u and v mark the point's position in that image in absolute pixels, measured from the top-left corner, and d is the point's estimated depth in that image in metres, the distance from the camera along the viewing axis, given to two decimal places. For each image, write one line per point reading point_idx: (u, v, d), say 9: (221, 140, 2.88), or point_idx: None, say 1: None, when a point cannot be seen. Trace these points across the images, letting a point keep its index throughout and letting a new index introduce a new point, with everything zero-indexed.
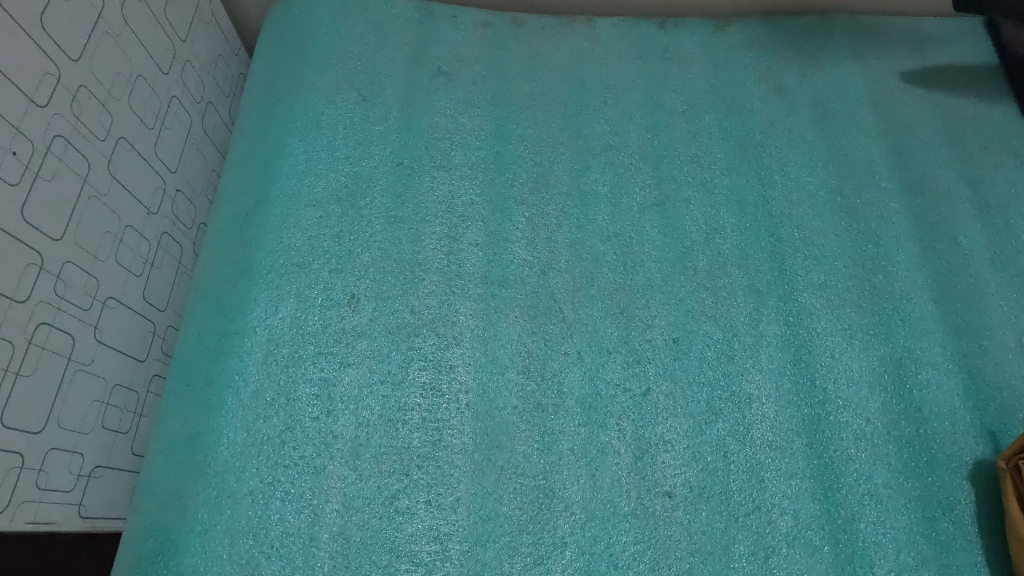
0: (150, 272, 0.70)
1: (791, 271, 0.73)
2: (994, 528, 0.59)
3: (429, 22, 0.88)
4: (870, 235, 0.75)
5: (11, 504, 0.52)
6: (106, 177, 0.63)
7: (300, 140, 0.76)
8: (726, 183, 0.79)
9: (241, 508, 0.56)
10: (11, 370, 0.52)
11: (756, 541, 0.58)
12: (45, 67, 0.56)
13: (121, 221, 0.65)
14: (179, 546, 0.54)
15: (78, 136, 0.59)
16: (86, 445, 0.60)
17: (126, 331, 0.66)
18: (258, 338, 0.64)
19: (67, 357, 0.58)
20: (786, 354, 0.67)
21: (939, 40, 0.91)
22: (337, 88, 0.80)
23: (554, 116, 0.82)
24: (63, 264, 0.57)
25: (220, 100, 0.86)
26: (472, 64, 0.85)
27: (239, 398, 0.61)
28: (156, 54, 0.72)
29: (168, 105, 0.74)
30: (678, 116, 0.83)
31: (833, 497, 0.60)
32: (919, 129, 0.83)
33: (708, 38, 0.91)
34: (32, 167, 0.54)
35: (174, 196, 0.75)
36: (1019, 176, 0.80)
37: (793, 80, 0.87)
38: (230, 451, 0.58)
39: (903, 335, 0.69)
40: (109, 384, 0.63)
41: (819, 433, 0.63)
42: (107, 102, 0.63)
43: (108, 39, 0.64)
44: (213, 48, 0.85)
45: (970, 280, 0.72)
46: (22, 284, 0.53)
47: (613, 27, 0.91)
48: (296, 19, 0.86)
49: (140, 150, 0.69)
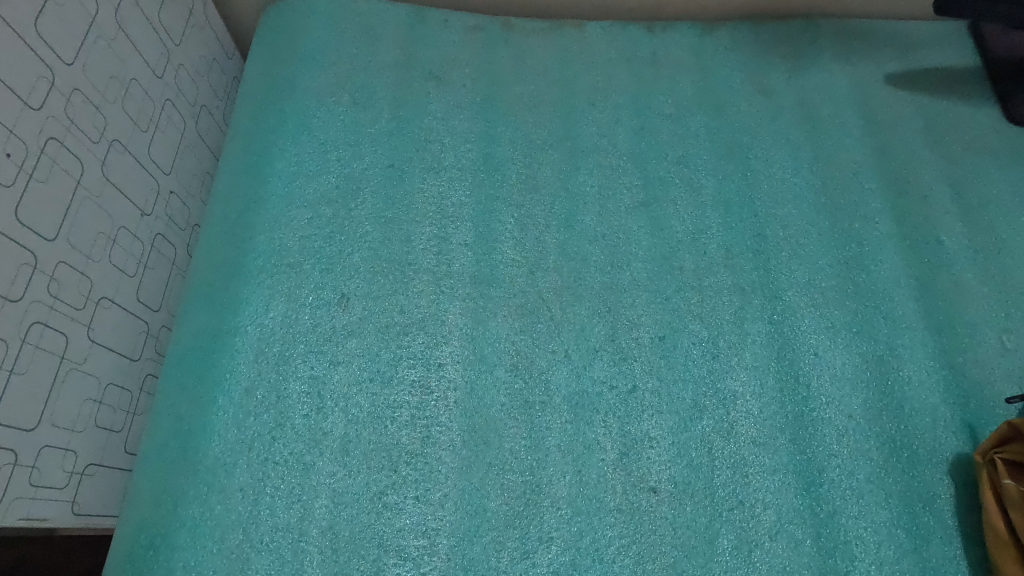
0: (143, 272, 0.71)
1: (775, 271, 0.74)
2: (972, 522, 0.60)
3: (421, 26, 0.90)
4: (853, 235, 0.77)
5: (5, 500, 0.53)
6: (99, 179, 0.64)
7: (292, 143, 0.77)
8: (713, 184, 0.80)
9: (231, 504, 0.57)
10: (5, 368, 0.53)
11: (740, 535, 0.59)
12: (39, 71, 0.57)
13: (114, 222, 0.66)
14: (171, 541, 0.55)
15: (72, 139, 0.60)
16: (79, 443, 0.61)
17: (120, 331, 0.67)
18: (249, 337, 0.64)
19: (61, 356, 0.59)
20: (771, 352, 0.69)
21: (923, 43, 0.93)
22: (329, 91, 0.81)
23: (543, 119, 0.83)
24: (57, 264, 0.58)
25: (213, 103, 0.88)
26: (463, 67, 0.86)
27: (231, 395, 0.61)
28: (150, 58, 0.73)
29: (162, 108, 0.75)
30: (665, 118, 0.84)
31: (815, 492, 0.62)
32: (903, 131, 0.85)
33: (695, 41, 0.92)
34: (26, 168, 0.55)
35: (168, 198, 0.76)
36: (1000, 177, 0.81)
37: (779, 83, 0.89)
38: (222, 448, 0.59)
39: (885, 332, 0.70)
40: (102, 382, 0.64)
41: (802, 429, 0.64)
42: (100, 105, 0.65)
43: (102, 43, 0.65)
44: (207, 51, 0.86)
45: (951, 280, 0.74)
46: (16, 284, 0.54)
47: (602, 30, 0.93)
48: (289, 23, 0.87)
49: (134, 153, 0.70)
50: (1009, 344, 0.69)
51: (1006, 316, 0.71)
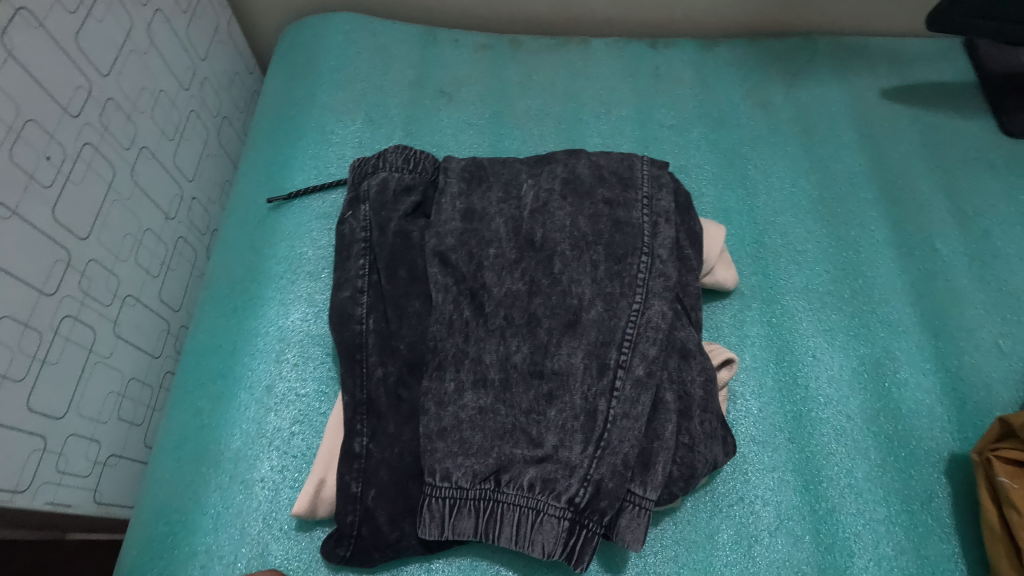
0: (166, 273, 0.75)
1: (774, 275, 0.76)
2: (970, 520, 0.61)
3: (433, 45, 0.94)
4: (850, 242, 0.79)
5: (34, 484, 0.55)
6: (129, 183, 0.68)
7: (312, 156, 0.81)
8: (713, 192, 0.83)
9: (252, 494, 0.59)
10: (38, 358, 0.55)
11: (739, 530, 0.60)
12: (78, 82, 0.60)
13: (141, 224, 0.70)
14: (192, 528, 0.57)
15: (105, 145, 0.64)
16: (103, 434, 0.64)
17: (143, 328, 0.70)
18: (271, 338, 0.67)
19: (89, 349, 0.62)
20: (770, 354, 0.70)
21: (919, 59, 0.96)
22: (346, 105, 0.85)
23: (549, 130, 0.86)
24: (89, 261, 0.62)
25: (234, 115, 0.92)
26: (473, 84, 0.90)
27: (252, 391, 0.64)
28: (177, 72, 0.77)
29: (187, 118, 0.79)
30: (667, 129, 0.88)
31: (814, 490, 0.63)
32: (898, 142, 0.87)
33: (696, 56, 0.96)
34: (63, 171, 0.58)
35: (190, 203, 0.80)
36: (996, 186, 0.83)
37: (777, 97, 0.92)
38: (243, 442, 0.61)
39: (882, 335, 0.72)
40: (126, 376, 0.67)
41: (801, 429, 0.66)
42: (132, 114, 0.68)
43: (134, 57, 0.69)
44: (229, 66, 0.91)
45: (947, 285, 0.76)
46: (50, 279, 0.57)
47: (607, 46, 0.97)
48: (309, 42, 0.92)
49: (160, 160, 0.74)
50: (1006, 347, 0.71)
51: (1003, 321, 0.73)
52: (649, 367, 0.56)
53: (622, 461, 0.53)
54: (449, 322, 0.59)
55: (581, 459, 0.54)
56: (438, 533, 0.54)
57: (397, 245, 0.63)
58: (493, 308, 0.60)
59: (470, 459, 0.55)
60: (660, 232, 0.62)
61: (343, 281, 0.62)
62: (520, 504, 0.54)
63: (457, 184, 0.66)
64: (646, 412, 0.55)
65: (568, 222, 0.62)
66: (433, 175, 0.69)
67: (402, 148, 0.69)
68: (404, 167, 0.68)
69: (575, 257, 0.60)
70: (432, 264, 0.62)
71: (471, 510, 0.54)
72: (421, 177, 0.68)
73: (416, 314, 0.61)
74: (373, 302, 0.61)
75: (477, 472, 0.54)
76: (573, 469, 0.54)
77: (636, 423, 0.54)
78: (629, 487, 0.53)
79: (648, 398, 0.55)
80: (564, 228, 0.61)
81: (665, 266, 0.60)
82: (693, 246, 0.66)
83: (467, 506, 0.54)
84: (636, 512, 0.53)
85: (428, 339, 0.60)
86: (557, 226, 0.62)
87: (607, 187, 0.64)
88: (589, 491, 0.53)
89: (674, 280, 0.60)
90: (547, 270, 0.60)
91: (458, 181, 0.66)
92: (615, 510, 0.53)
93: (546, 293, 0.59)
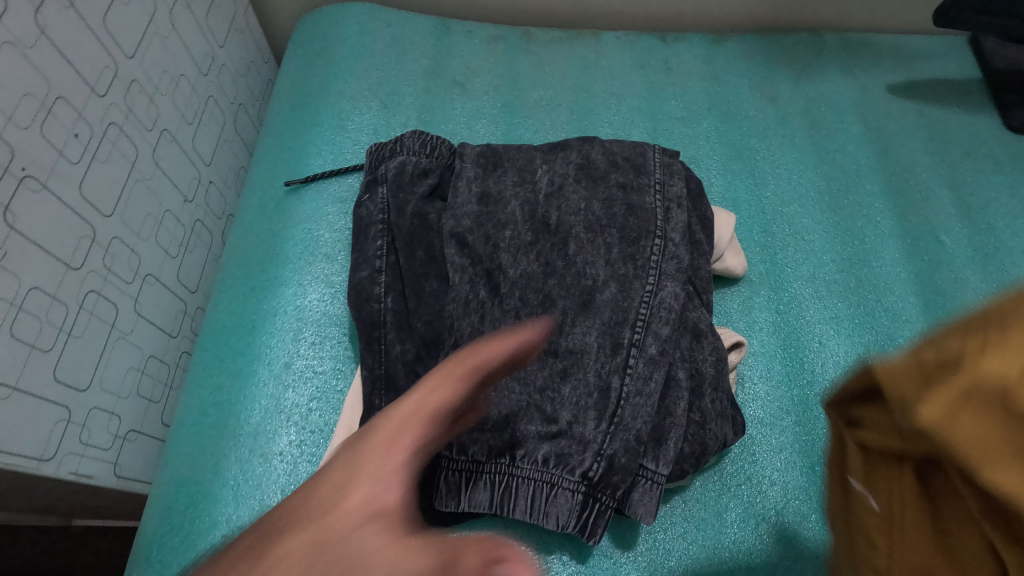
0: (184, 255, 0.76)
1: (782, 264, 0.77)
2: None
3: (447, 36, 0.95)
4: (856, 232, 0.80)
5: (58, 454, 0.57)
6: (151, 164, 0.69)
7: (328, 142, 0.82)
8: (722, 182, 0.84)
9: (271, 467, 0.60)
10: (65, 331, 0.57)
11: (747, 509, 0.62)
12: (105, 62, 0.62)
13: (161, 205, 0.71)
14: (212, 499, 0.59)
15: (129, 125, 0.65)
16: (123, 408, 0.65)
17: (162, 307, 0.72)
18: (288, 317, 0.69)
19: (112, 324, 0.63)
20: (778, 340, 0.72)
21: (925, 56, 0.97)
22: (361, 94, 0.87)
23: (560, 120, 0.88)
24: (113, 238, 0.63)
25: (250, 102, 0.93)
26: (486, 74, 0.92)
27: (270, 368, 0.65)
28: (197, 57, 0.79)
29: (206, 103, 0.81)
30: (677, 120, 0.89)
31: (820, 471, 0.64)
32: (904, 136, 0.89)
33: (706, 50, 0.97)
34: (90, 148, 0.59)
35: (208, 186, 0.81)
36: (1000, 180, 0.84)
37: (785, 91, 0.93)
38: (262, 417, 0.63)
39: (888, 323, 0.73)
40: (145, 353, 0.68)
41: (807, 413, 0.67)
42: (154, 96, 0.70)
43: (157, 41, 0.70)
44: (246, 54, 0.92)
45: (951, 276, 0.77)
46: (77, 253, 0.58)
47: (618, 39, 0.98)
48: (325, 32, 0.93)
49: (180, 143, 0.75)
50: None
51: None
52: (662, 346, 0.57)
53: (635, 438, 0.55)
54: (465, 303, 0.60)
55: (596, 435, 0.55)
56: (456, 505, 0.55)
57: (415, 226, 0.64)
58: (509, 289, 0.60)
59: (485, 434, 0.56)
60: (673, 217, 0.63)
61: (362, 261, 0.64)
62: (535, 478, 0.55)
63: (473, 169, 0.68)
64: (658, 389, 0.56)
65: (582, 205, 0.63)
66: (450, 159, 0.70)
67: (419, 133, 0.71)
68: (422, 151, 0.69)
69: (590, 240, 0.61)
70: (449, 245, 0.63)
71: (487, 483, 0.55)
72: (437, 162, 0.70)
73: (432, 294, 0.61)
74: (392, 282, 0.62)
75: (493, 446, 0.55)
76: (586, 445, 0.55)
77: (648, 401, 0.56)
78: (642, 462, 0.54)
79: (661, 376, 0.56)
80: (579, 211, 0.63)
81: (679, 250, 0.61)
82: (704, 232, 0.67)
83: (484, 480, 0.55)
84: (649, 486, 0.54)
85: (444, 319, 0.60)
86: (572, 209, 0.63)
87: (621, 173, 0.65)
88: (602, 466, 0.54)
89: (687, 263, 0.61)
90: (562, 252, 0.62)
91: (474, 166, 0.68)
92: (628, 484, 0.54)
93: (561, 274, 0.61)
